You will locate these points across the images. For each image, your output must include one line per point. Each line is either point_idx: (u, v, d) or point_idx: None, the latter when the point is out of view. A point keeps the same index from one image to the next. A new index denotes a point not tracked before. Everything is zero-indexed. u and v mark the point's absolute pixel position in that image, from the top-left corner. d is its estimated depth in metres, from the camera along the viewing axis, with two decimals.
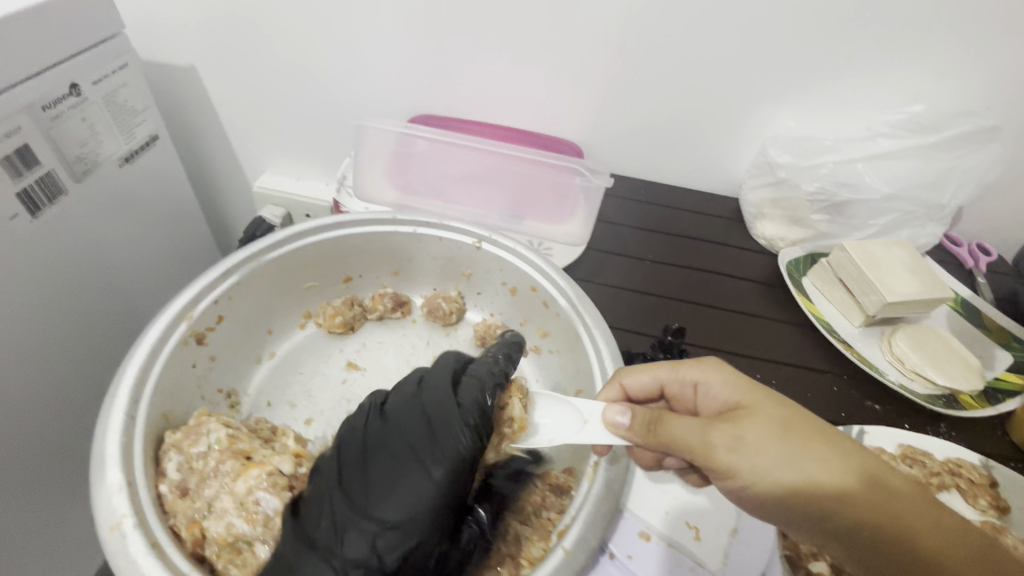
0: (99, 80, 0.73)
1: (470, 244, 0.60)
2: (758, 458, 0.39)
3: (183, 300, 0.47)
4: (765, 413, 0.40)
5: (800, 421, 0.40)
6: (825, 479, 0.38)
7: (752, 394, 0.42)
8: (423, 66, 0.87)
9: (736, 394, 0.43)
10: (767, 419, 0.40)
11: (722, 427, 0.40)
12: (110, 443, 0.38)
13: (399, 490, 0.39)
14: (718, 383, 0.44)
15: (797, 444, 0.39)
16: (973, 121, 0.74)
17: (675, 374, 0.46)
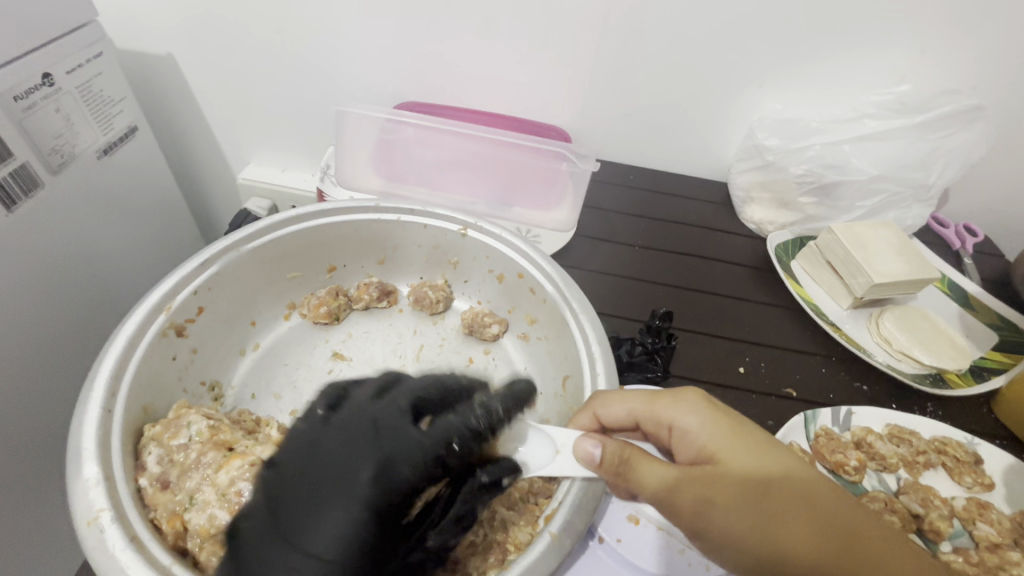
0: (72, 69, 0.71)
1: (455, 232, 0.59)
2: (727, 524, 0.36)
3: (160, 291, 0.46)
4: (742, 473, 0.37)
5: (773, 482, 0.37)
6: (791, 546, 0.36)
7: (731, 451, 0.38)
8: (406, 52, 0.85)
9: (712, 442, 0.39)
10: (742, 481, 0.37)
11: (692, 484, 0.37)
12: (86, 438, 0.37)
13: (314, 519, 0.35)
14: (697, 427, 0.40)
15: (765, 507, 0.36)
16: (959, 101, 0.74)
17: (650, 408, 0.43)
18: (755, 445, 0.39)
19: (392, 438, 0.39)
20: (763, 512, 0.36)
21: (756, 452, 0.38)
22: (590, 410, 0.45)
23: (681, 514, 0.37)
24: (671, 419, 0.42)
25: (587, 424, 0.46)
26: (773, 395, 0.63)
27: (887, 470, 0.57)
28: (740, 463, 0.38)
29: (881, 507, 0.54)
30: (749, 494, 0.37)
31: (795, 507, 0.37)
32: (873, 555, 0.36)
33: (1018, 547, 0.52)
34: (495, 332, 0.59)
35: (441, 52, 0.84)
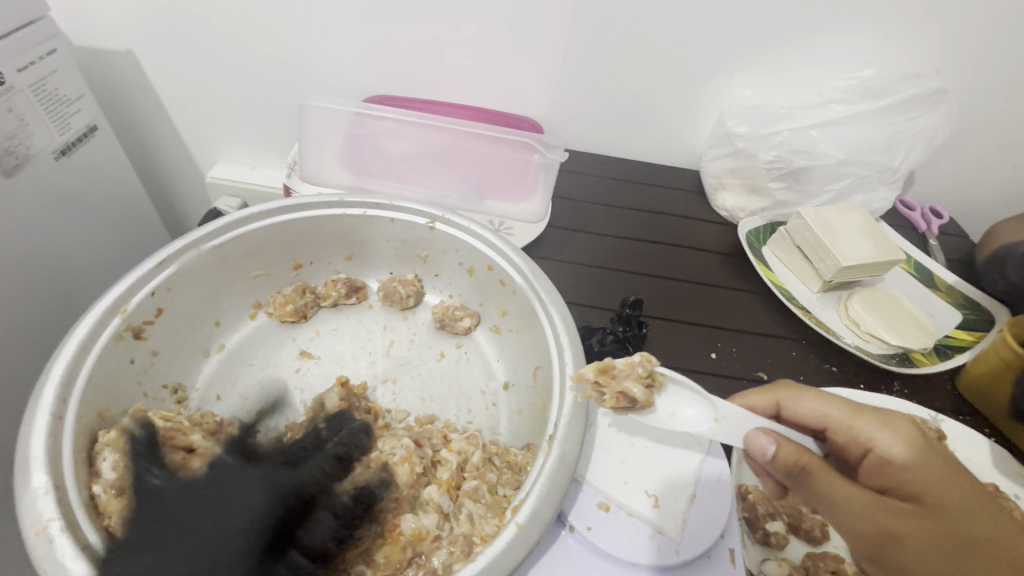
0: (24, 67, 0.68)
1: (423, 225, 0.58)
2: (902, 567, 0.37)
3: (115, 292, 0.45)
4: (947, 522, 0.38)
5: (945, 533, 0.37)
6: None
7: (934, 462, 0.41)
8: (372, 44, 0.84)
9: (926, 473, 0.40)
10: (948, 523, 0.38)
11: (893, 519, 0.39)
12: (34, 445, 0.36)
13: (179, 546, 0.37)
14: (901, 451, 0.42)
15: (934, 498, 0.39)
16: (921, 84, 0.75)
17: (847, 424, 0.45)
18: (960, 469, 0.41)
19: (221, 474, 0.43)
20: (941, 510, 0.38)
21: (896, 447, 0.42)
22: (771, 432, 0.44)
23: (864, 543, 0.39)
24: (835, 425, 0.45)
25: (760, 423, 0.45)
26: (744, 379, 0.64)
27: None
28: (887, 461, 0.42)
29: None
30: (917, 497, 0.40)
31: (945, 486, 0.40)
32: None
33: None
34: (467, 326, 0.59)
35: (409, 45, 0.83)
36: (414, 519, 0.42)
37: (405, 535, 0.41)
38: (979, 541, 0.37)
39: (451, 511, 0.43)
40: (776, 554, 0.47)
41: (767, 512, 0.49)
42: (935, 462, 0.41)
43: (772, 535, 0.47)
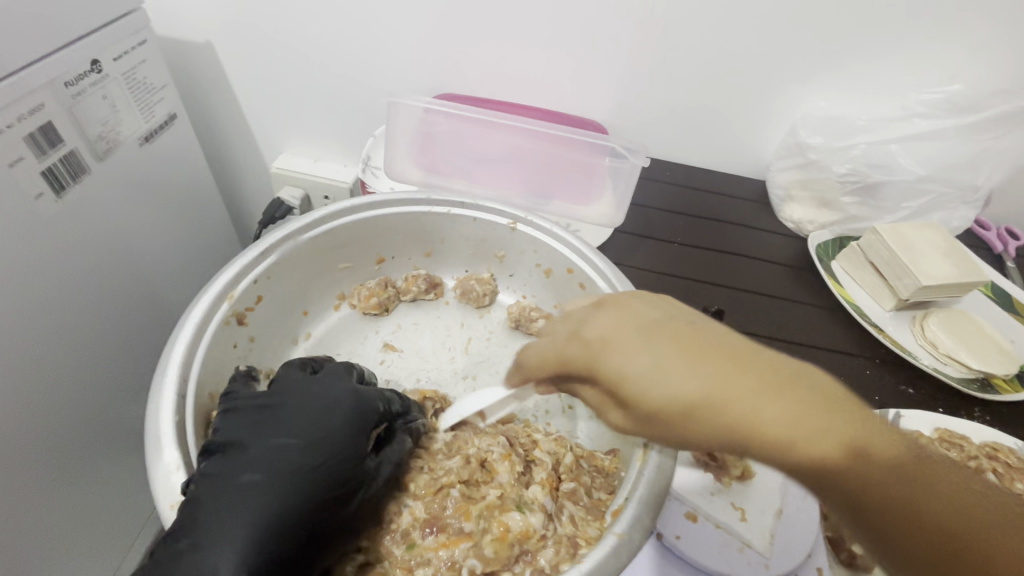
0: (118, 56, 0.73)
1: (504, 225, 0.59)
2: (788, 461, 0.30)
3: (224, 279, 0.46)
4: (743, 413, 0.30)
5: (773, 424, 0.29)
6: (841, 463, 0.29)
7: (693, 374, 0.31)
8: (446, 46, 0.86)
9: (700, 387, 0.30)
10: (783, 425, 0.29)
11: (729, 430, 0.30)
12: (164, 423, 0.38)
13: (288, 431, 0.38)
14: (648, 361, 0.33)
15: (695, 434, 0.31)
16: (1012, 101, 0.72)
17: (590, 352, 0.36)
18: (688, 347, 0.32)
19: (306, 393, 0.41)
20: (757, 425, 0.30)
21: (643, 394, 0.32)
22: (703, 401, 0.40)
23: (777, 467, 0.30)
24: (595, 355, 0.35)
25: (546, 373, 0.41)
26: None
27: None
28: (712, 415, 0.30)
29: None
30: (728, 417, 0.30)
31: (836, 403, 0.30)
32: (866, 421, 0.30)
33: None
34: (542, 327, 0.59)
35: (479, 45, 0.84)
36: (521, 517, 0.40)
37: (512, 532, 0.39)
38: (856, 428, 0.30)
39: (553, 510, 0.42)
40: None
41: None
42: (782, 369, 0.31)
43: (858, 557, 0.45)
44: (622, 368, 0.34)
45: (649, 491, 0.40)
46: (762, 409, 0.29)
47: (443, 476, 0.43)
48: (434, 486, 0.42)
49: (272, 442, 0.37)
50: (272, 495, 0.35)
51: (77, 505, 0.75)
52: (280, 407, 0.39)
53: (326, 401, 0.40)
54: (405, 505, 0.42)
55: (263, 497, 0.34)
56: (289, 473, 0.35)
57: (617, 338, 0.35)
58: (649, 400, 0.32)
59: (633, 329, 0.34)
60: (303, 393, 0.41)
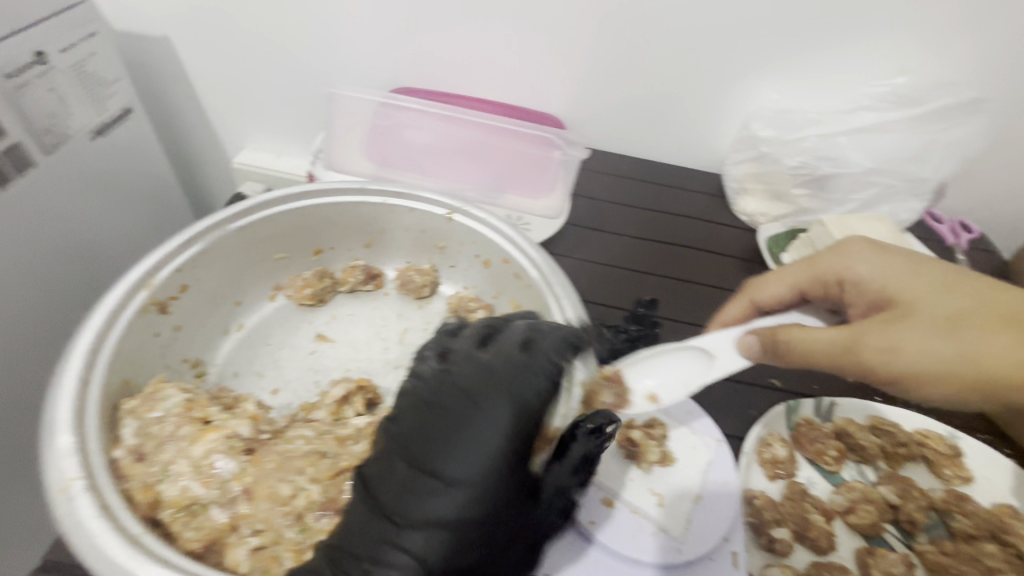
0: (67, 48, 0.73)
1: (441, 215, 0.59)
2: (1004, 355, 0.42)
3: (143, 267, 0.47)
4: (939, 314, 0.44)
5: (979, 317, 0.43)
6: None
7: (904, 288, 0.46)
8: (401, 38, 0.85)
9: (896, 290, 0.46)
10: (989, 314, 0.43)
11: (944, 336, 0.43)
12: (61, 408, 0.38)
13: (450, 446, 0.36)
14: (869, 275, 0.47)
15: (969, 338, 0.42)
16: (956, 94, 0.73)
17: (816, 275, 0.49)
18: (913, 272, 0.46)
19: (467, 399, 0.37)
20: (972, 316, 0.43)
21: (919, 301, 0.45)
22: (772, 330, 0.44)
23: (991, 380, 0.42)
24: (837, 272, 0.49)
25: (743, 308, 0.53)
26: None
27: (866, 462, 0.54)
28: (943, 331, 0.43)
29: (859, 498, 0.51)
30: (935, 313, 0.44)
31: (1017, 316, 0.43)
32: None
33: (994, 540, 0.50)
34: (480, 317, 0.59)
35: (435, 38, 0.84)
36: None
37: None
38: None
39: None
40: (781, 561, 0.47)
41: (773, 518, 0.48)
42: (967, 292, 0.45)
43: (777, 542, 0.47)
44: (874, 279, 0.47)
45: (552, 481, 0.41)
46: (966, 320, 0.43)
47: (346, 460, 0.42)
48: (333, 470, 0.41)
49: (446, 464, 0.36)
50: (462, 502, 0.35)
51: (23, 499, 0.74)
52: (455, 416, 0.37)
53: (498, 410, 0.37)
54: (302, 488, 0.40)
55: (454, 509, 0.35)
56: (479, 476, 0.35)
57: (857, 268, 0.48)
58: (927, 305, 0.44)
59: (856, 262, 0.48)
60: (443, 400, 0.37)
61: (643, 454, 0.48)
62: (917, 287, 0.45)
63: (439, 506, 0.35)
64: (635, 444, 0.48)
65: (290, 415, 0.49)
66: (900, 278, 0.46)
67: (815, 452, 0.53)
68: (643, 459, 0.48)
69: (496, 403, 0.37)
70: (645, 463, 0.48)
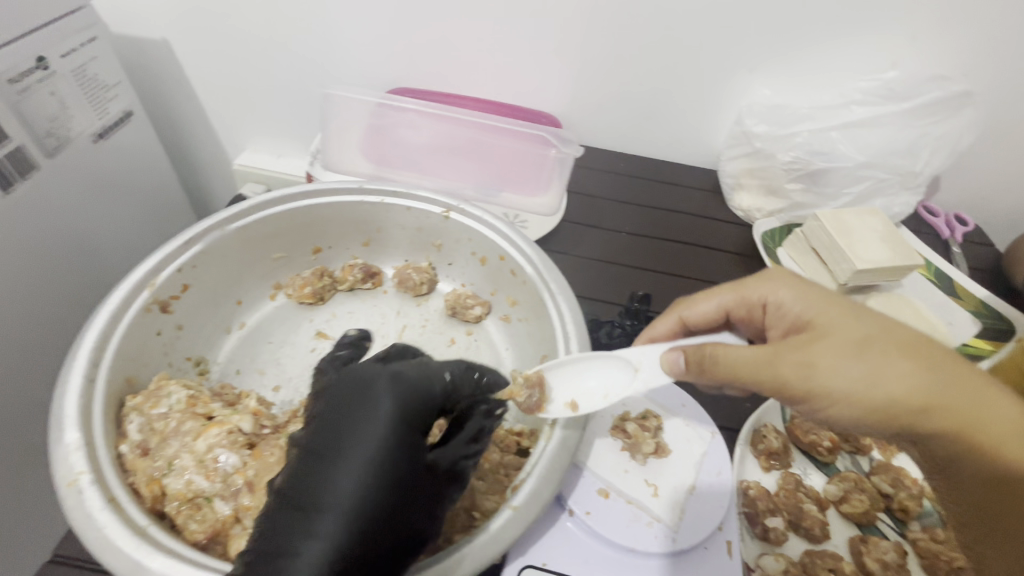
0: (67, 53, 0.74)
1: (438, 214, 0.60)
2: (835, 379, 0.38)
3: (145, 268, 0.48)
4: (841, 334, 0.40)
5: (875, 339, 0.39)
6: (895, 391, 0.37)
7: (822, 306, 0.42)
8: (396, 38, 0.86)
9: (811, 310, 0.43)
10: (842, 335, 0.40)
11: (792, 354, 0.40)
12: (67, 404, 0.39)
13: (345, 438, 0.36)
14: (791, 297, 0.44)
15: (880, 361, 0.38)
16: (947, 87, 0.74)
17: (740, 293, 0.48)
18: (833, 295, 0.43)
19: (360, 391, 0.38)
20: (823, 336, 0.40)
21: (835, 325, 0.41)
22: (702, 349, 0.43)
23: (846, 403, 0.38)
24: (763, 295, 0.47)
25: (672, 325, 0.52)
26: None
27: (861, 452, 0.55)
28: (805, 351, 0.39)
29: (852, 487, 0.51)
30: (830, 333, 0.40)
31: (918, 343, 0.39)
32: (944, 360, 0.39)
33: None
34: (477, 314, 0.60)
35: (431, 38, 0.85)
36: None
37: None
38: (917, 348, 0.39)
39: None
40: (774, 549, 0.48)
41: (767, 507, 0.49)
42: (872, 315, 0.41)
43: (771, 530, 0.47)
44: (796, 303, 0.44)
45: (549, 468, 0.42)
46: (843, 343, 0.39)
47: None
48: None
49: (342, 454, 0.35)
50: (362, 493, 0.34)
51: (33, 497, 0.76)
52: (352, 408, 0.37)
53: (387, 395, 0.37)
54: None
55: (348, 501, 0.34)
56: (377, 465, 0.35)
57: (769, 287, 0.46)
58: (842, 327, 0.40)
59: (770, 282, 0.46)
60: (339, 394, 0.38)
61: (640, 445, 0.48)
62: (828, 308, 0.42)
63: (340, 491, 0.34)
64: (631, 436, 0.49)
65: (292, 411, 0.50)
66: (813, 298, 0.43)
67: (810, 443, 0.54)
68: (639, 449, 0.48)
69: (384, 389, 0.37)
70: (641, 453, 0.48)
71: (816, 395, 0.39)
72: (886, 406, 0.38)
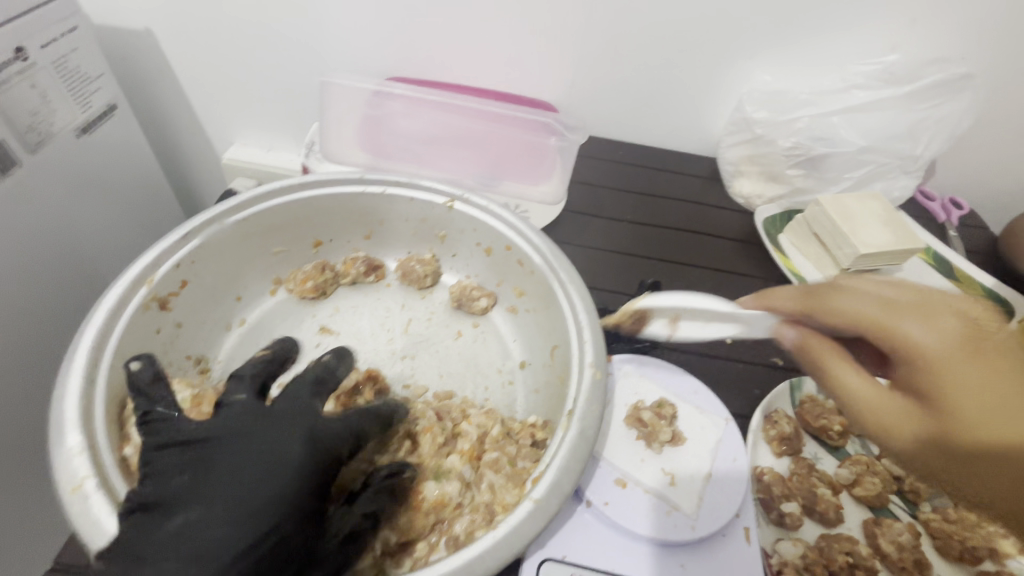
0: (46, 43, 0.70)
1: (441, 204, 0.58)
2: (944, 433, 0.35)
3: (142, 264, 0.46)
4: (969, 387, 0.34)
5: (1011, 399, 0.33)
6: (1012, 455, 0.32)
7: (966, 354, 0.35)
8: (390, 26, 0.84)
9: (945, 353, 0.36)
10: (970, 388, 0.34)
11: (901, 405, 0.38)
12: (68, 407, 0.38)
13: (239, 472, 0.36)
14: (930, 337, 0.37)
15: (1002, 422, 0.33)
16: (946, 70, 0.74)
17: (880, 319, 0.40)
18: (998, 345, 0.36)
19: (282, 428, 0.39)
20: (944, 387, 0.35)
21: (967, 375, 0.35)
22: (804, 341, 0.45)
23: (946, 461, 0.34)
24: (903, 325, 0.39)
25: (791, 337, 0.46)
26: None
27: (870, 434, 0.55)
28: (926, 403, 0.36)
29: (864, 470, 0.51)
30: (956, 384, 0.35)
31: None
32: None
33: None
34: (484, 305, 0.59)
35: (426, 26, 0.83)
36: (437, 486, 0.43)
37: (429, 500, 0.42)
38: None
39: (472, 480, 0.45)
40: (791, 535, 0.48)
41: (782, 493, 0.49)
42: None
43: (787, 516, 0.47)
44: (928, 338, 0.37)
45: (571, 458, 0.42)
46: (956, 398, 0.35)
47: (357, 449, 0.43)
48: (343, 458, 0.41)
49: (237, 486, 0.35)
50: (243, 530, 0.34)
51: (26, 500, 0.74)
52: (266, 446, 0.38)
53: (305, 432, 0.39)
54: None
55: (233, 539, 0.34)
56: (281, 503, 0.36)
57: (916, 318, 0.39)
58: (977, 378, 0.34)
59: (906, 312, 0.39)
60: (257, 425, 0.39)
61: (654, 432, 0.49)
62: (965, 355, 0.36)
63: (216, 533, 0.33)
64: (645, 425, 0.49)
65: None
66: (954, 340, 0.36)
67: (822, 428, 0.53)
68: (653, 437, 0.48)
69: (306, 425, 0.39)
70: (655, 441, 0.48)
71: (914, 446, 0.36)
72: (994, 472, 0.33)
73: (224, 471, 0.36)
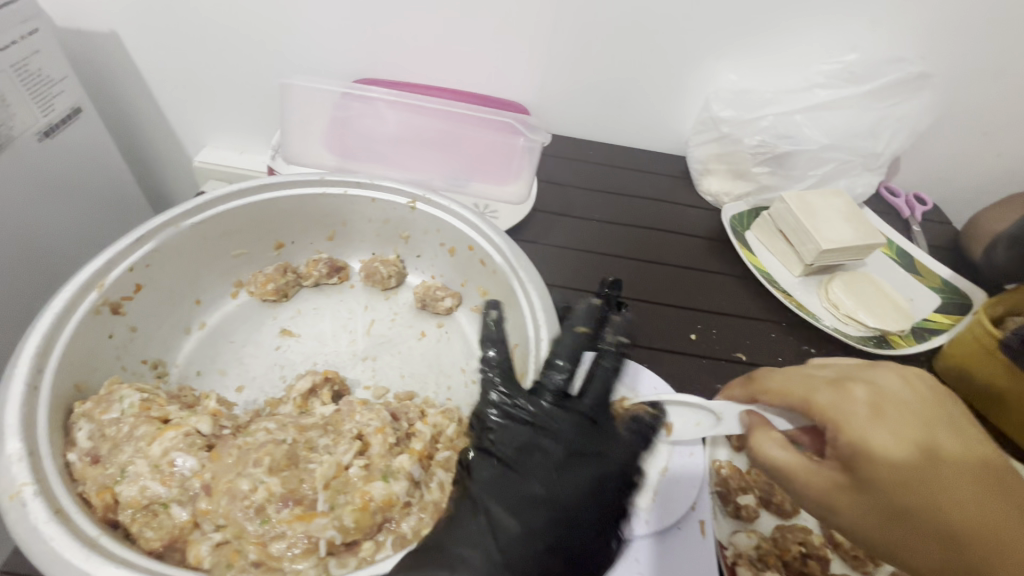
0: (4, 46, 0.69)
1: (403, 205, 0.59)
2: (899, 480, 0.37)
3: (92, 268, 0.46)
4: (923, 444, 0.38)
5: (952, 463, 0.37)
6: (953, 514, 0.35)
7: (927, 415, 0.39)
8: (359, 28, 0.84)
9: (921, 415, 0.39)
10: (926, 447, 0.38)
11: (874, 450, 0.38)
12: (8, 414, 0.37)
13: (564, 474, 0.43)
14: (905, 393, 0.41)
15: (947, 481, 0.36)
16: (904, 69, 0.75)
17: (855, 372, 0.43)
18: (946, 415, 0.40)
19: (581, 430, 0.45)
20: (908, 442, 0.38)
21: (921, 434, 0.38)
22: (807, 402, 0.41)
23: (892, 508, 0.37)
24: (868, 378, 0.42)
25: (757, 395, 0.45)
26: (724, 359, 0.66)
27: None
28: (886, 451, 0.38)
29: None
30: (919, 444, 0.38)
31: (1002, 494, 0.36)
32: None
33: None
34: (448, 306, 0.59)
35: (395, 28, 0.83)
36: (385, 485, 0.41)
37: (375, 501, 0.40)
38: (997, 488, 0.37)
39: (421, 479, 0.44)
40: (746, 526, 0.48)
41: (738, 485, 0.50)
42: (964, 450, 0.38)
43: (743, 508, 0.48)
44: (905, 392, 0.41)
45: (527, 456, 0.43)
46: (911, 452, 0.37)
47: (305, 448, 0.42)
48: (289, 459, 0.41)
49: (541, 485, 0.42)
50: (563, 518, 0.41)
51: None
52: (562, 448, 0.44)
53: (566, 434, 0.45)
54: (260, 481, 0.39)
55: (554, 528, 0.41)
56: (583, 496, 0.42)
57: (883, 381, 0.41)
58: (929, 438, 0.38)
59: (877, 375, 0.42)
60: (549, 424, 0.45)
61: None
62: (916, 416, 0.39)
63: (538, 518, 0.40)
64: None
65: (255, 411, 0.49)
66: (920, 404, 0.40)
67: None
68: None
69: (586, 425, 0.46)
70: None
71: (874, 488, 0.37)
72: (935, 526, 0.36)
73: (567, 468, 0.43)
